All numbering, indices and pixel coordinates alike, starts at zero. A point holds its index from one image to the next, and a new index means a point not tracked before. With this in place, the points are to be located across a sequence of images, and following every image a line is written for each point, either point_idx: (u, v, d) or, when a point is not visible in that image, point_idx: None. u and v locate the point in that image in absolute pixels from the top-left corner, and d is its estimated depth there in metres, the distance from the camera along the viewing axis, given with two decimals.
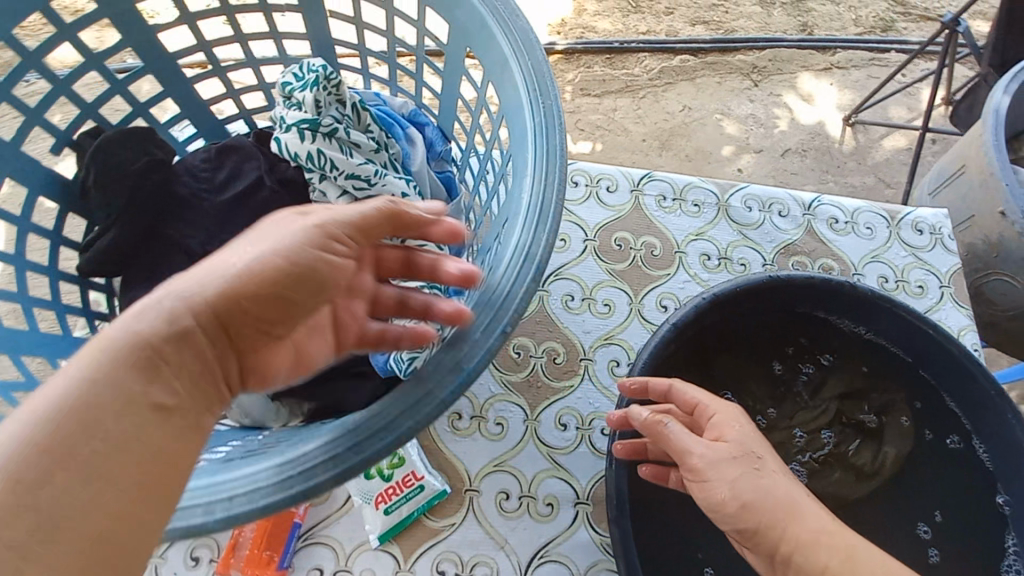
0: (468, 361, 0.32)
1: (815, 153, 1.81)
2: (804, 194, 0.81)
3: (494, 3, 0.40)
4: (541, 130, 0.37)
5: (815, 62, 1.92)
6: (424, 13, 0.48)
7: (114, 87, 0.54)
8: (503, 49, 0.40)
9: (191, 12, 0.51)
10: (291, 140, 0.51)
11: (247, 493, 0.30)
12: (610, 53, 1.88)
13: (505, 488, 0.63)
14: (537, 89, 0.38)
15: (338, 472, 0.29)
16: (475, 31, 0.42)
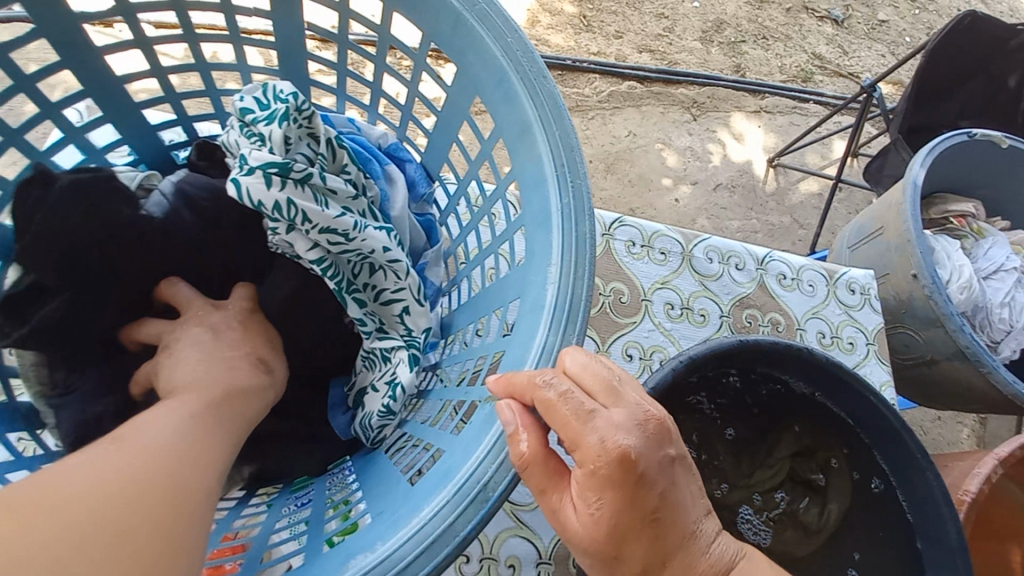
0: (493, 489, 0.32)
1: (743, 190, 1.93)
2: (758, 249, 0.86)
3: (518, 58, 0.38)
4: (570, 213, 0.35)
5: (747, 103, 2.05)
6: (426, 47, 0.44)
7: (19, 83, 0.50)
8: (527, 113, 0.37)
9: (131, 4, 0.48)
10: (254, 185, 0.43)
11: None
12: (562, 70, 1.89)
13: (464, 550, 0.59)
14: (566, 165, 0.36)
15: None
16: (489, 84, 0.40)
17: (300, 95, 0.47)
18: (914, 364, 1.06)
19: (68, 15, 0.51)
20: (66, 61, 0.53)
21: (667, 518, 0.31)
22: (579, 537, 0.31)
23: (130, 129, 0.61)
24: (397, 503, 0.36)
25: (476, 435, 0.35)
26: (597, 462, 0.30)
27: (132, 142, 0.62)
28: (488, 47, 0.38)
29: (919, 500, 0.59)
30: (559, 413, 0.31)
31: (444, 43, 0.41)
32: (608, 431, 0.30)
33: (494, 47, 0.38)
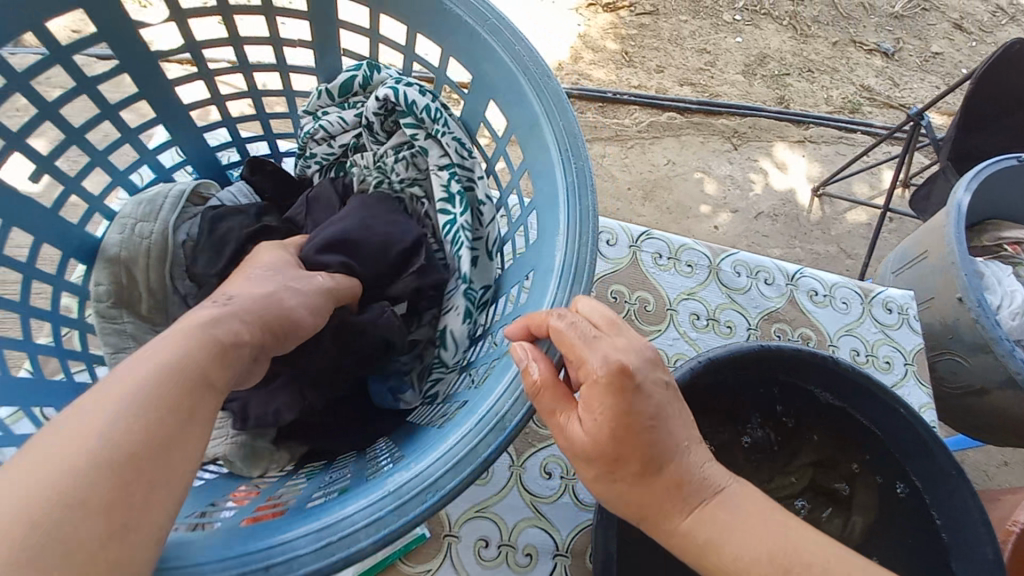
0: (512, 420, 0.37)
1: (785, 219, 1.91)
2: (788, 266, 0.87)
3: (525, 62, 0.44)
4: (574, 190, 0.40)
5: (790, 133, 2.05)
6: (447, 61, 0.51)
7: (107, 112, 0.54)
8: (535, 108, 0.43)
9: (196, 41, 0.52)
10: (411, 92, 0.59)
11: (286, 560, 0.34)
12: (603, 102, 1.97)
13: (484, 535, 0.61)
14: (570, 150, 0.41)
15: (380, 537, 0.34)
16: (503, 89, 0.46)
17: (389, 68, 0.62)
18: (963, 394, 1.02)
19: (146, 54, 0.57)
20: (144, 93, 0.59)
21: (659, 438, 0.35)
22: (581, 451, 0.35)
23: (194, 151, 0.65)
24: (428, 441, 0.41)
25: (497, 377, 0.40)
26: (595, 377, 0.34)
27: (195, 163, 0.67)
28: (502, 58, 0.45)
29: (950, 512, 0.58)
30: (566, 336, 0.36)
31: (464, 55, 0.48)
32: (609, 351, 0.35)
33: (508, 54, 0.44)
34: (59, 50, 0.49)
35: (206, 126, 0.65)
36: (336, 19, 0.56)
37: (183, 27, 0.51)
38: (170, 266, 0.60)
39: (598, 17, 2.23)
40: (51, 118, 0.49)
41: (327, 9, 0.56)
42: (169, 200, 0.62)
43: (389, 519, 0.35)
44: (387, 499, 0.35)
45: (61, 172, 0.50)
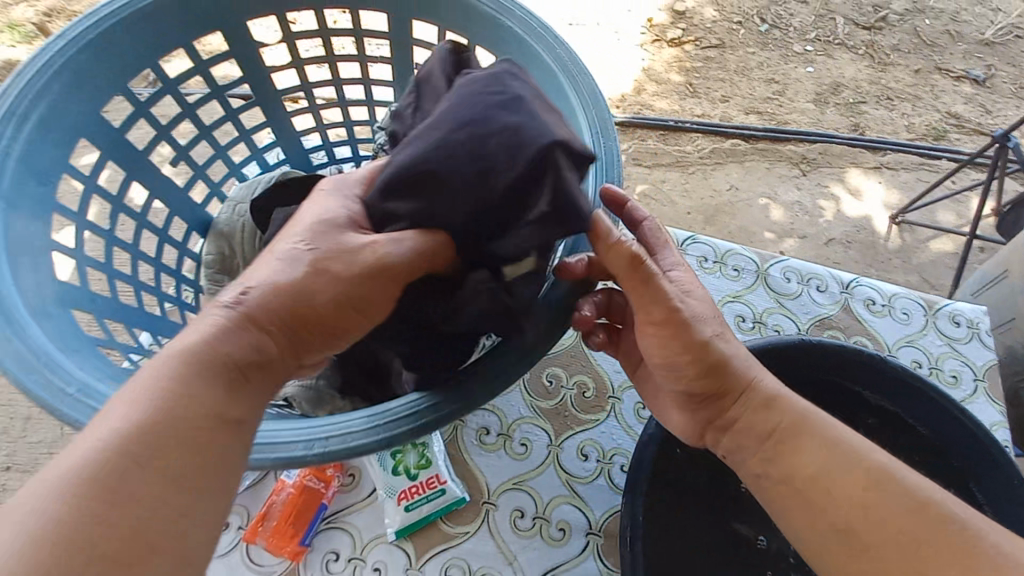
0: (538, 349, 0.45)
1: (860, 246, 1.82)
2: (843, 274, 0.85)
3: (564, 62, 0.53)
4: (602, 167, 0.49)
5: (865, 160, 1.98)
6: None
7: (228, 115, 0.62)
8: (572, 101, 0.51)
9: (302, 58, 0.63)
10: None
11: (344, 435, 0.42)
12: (665, 130, 2.01)
13: (521, 507, 0.65)
14: (601, 132, 0.50)
15: (420, 427, 0.42)
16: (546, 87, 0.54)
17: None
18: None
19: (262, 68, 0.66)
20: (259, 100, 0.68)
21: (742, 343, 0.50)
22: (651, 323, 0.46)
23: (292, 151, 0.73)
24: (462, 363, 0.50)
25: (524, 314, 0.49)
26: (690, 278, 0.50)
27: (292, 163, 0.74)
28: (547, 63, 0.53)
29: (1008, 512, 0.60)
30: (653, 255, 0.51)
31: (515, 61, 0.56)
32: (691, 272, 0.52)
33: (554, 61, 0.53)
34: (201, 63, 0.58)
35: (302, 130, 0.73)
36: (410, 41, 0.65)
37: (292, 46, 0.62)
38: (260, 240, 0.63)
39: (664, 52, 2.30)
40: (189, 118, 0.59)
41: (402, 32, 0.64)
42: (263, 184, 0.65)
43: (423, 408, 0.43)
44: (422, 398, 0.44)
45: (193, 161, 0.61)
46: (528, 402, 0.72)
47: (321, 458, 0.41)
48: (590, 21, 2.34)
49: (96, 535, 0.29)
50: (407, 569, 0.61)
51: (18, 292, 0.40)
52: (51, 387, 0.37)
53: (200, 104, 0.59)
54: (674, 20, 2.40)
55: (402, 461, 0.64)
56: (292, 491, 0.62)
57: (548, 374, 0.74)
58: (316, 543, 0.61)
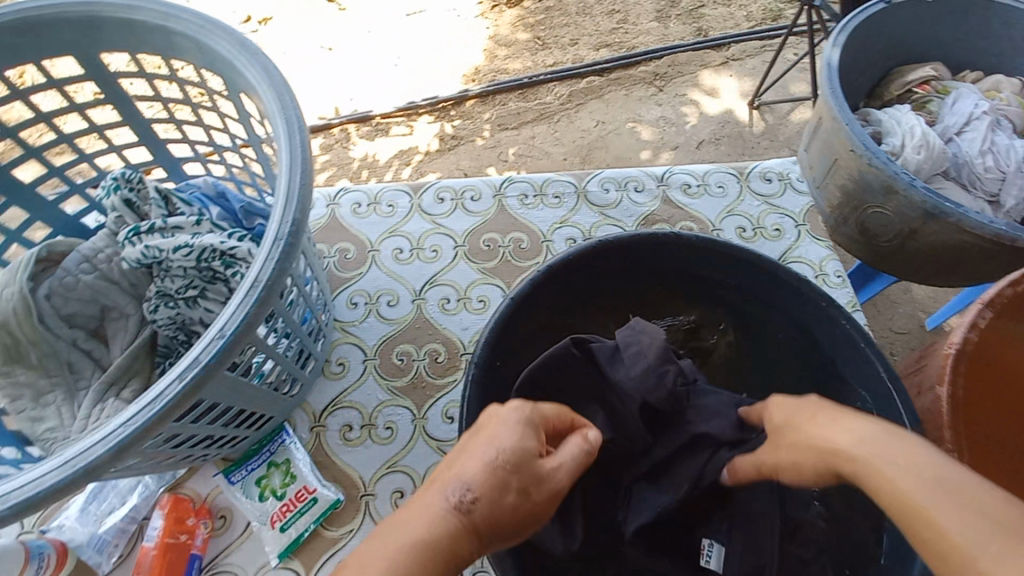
0: (205, 354, 0.37)
1: (729, 139, 1.87)
2: (656, 169, 0.88)
3: (238, 47, 0.52)
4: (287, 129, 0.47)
5: (712, 59, 2.05)
6: (202, 75, 0.59)
7: None
8: (254, 79, 0.51)
9: None
10: (151, 202, 0.62)
11: (31, 483, 0.35)
12: (522, 89, 2.04)
13: (400, 487, 0.66)
14: (279, 99, 0.49)
15: (112, 447, 0.35)
16: (231, 76, 0.53)
17: (127, 170, 0.64)
18: (898, 244, 0.96)
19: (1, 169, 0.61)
20: None
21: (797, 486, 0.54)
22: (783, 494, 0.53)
23: (58, 222, 0.67)
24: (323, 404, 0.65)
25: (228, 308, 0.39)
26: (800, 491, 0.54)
27: (62, 231, 0.68)
28: (226, 52, 0.52)
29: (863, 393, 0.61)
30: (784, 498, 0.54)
31: (201, 61, 0.55)
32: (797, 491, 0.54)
33: (231, 47, 0.52)
34: None
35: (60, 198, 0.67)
36: (111, 75, 0.61)
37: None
38: (36, 317, 0.60)
39: (505, 15, 2.31)
40: None
41: (98, 69, 0.60)
42: (26, 264, 0.61)
43: (120, 432, 0.35)
44: (119, 420, 0.36)
45: None
46: (383, 385, 0.72)
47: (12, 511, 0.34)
48: (428, 7, 2.33)
49: None
50: None
51: None
52: None
53: None
54: None
55: (266, 485, 0.63)
56: (156, 553, 0.58)
57: (399, 353, 0.74)
58: None
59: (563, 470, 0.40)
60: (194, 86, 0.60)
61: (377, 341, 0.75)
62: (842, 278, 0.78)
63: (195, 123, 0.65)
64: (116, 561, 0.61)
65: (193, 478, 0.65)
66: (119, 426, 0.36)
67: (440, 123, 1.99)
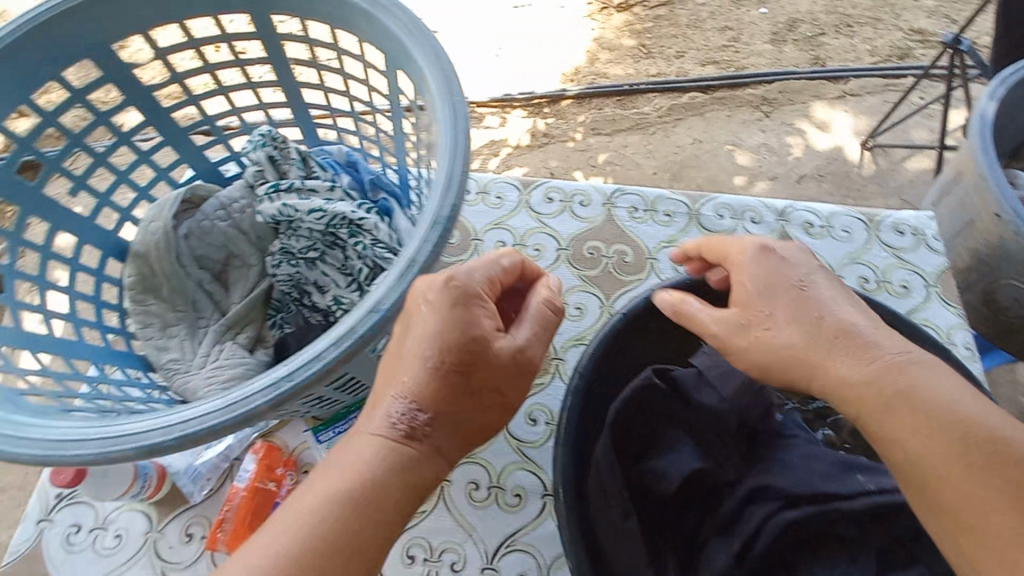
0: (363, 323, 0.39)
1: (834, 177, 1.78)
2: (776, 202, 0.83)
3: (409, 28, 0.51)
4: (451, 118, 0.46)
5: (827, 91, 1.94)
6: (363, 49, 0.58)
7: (121, 139, 0.61)
8: (420, 63, 0.50)
9: (180, 73, 0.61)
10: (292, 161, 0.64)
11: (196, 419, 0.36)
12: (621, 96, 2.00)
13: (475, 479, 0.66)
14: (446, 87, 0.48)
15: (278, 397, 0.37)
16: (396, 54, 0.52)
17: (272, 129, 0.65)
18: None
19: (161, 111, 0.64)
20: (150, 121, 0.64)
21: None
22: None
23: (200, 166, 0.70)
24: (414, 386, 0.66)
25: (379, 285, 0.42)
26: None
27: (202, 176, 0.71)
28: (395, 30, 0.51)
29: None
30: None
31: (367, 35, 0.54)
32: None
33: (402, 27, 0.51)
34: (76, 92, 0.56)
35: (205, 144, 0.69)
36: (276, 36, 0.60)
37: (166, 63, 0.59)
38: (173, 254, 0.64)
39: (613, 19, 2.28)
40: (81, 148, 0.59)
41: (266, 28, 0.60)
42: (172, 201, 0.64)
43: (284, 384, 0.37)
44: (282, 373, 0.38)
45: (93, 189, 0.60)
46: None
47: (178, 442, 0.36)
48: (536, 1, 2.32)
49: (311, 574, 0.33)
50: None
51: None
52: None
53: (86, 134, 0.58)
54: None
55: None
56: (245, 494, 0.61)
57: None
58: None
59: (527, 351, 0.41)
60: (351, 57, 0.59)
61: None
62: (971, 351, 0.72)
63: (340, 93, 0.65)
64: (207, 494, 0.64)
65: (282, 428, 0.67)
66: (282, 375, 0.38)
67: (533, 119, 1.98)
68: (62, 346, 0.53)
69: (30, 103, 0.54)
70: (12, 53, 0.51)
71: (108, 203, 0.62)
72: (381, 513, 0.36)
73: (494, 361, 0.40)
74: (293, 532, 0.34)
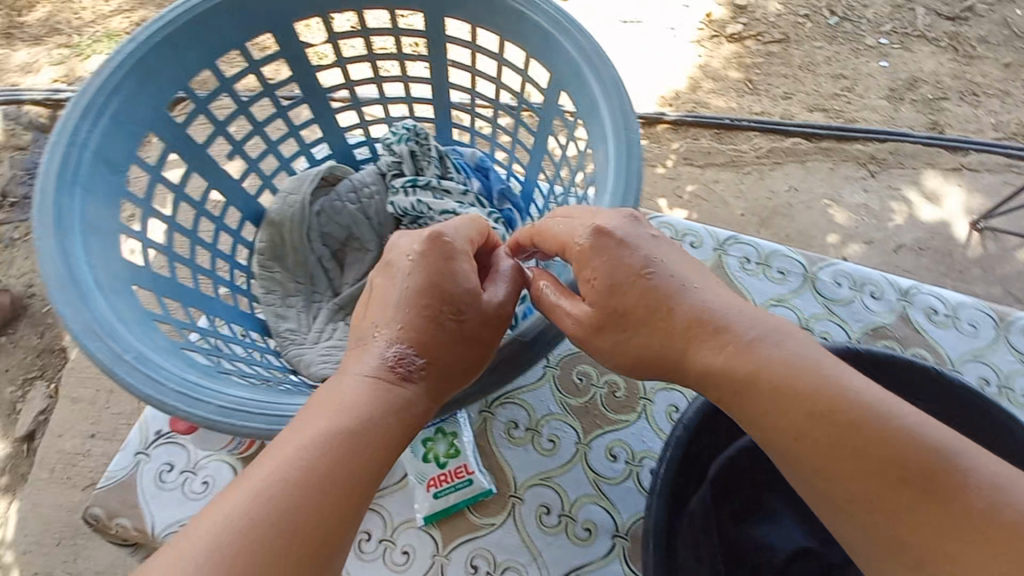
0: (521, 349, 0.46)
1: (933, 253, 1.69)
2: (901, 280, 0.79)
3: (590, 55, 0.49)
4: (623, 158, 0.45)
5: (942, 161, 1.83)
6: (529, 63, 0.56)
7: (279, 112, 0.62)
8: (594, 92, 0.48)
9: (346, 57, 0.61)
10: (430, 160, 0.65)
11: None
12: (720, 129, 1.92)
13: (546, 503, 0.65)
14: (623, 125, 0.45)
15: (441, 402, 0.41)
16: (570, 79, 0.50)
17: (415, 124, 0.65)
18: None
19: (319, 90, 0.64)
20: (305, 98, 0.64)
21: None
22: None
23: (337, 147, 0.70)
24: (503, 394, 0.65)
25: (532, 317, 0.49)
26: None
27: (336, 157, 0.71)
28: (574, 56, 0.49)
29: None
30: None
31: (541, 56, 0.53)
32: None
33: (580, 53, 0.49)
34: (255, 63, 0.56)
35: (346, 126, 0.69)
36: (443, 38, 0.59)
37: (336, 47, 0.59)
38: (305, 229, 0.66)
39: (722, 49, 2.12)
40: (244, 115, 0.59)
41: (437, 29, 0.58)
42: (312, 177, 0.66)
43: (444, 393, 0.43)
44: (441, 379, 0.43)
45: (247, 156, 0.61)
46: (557, 398, 0.72)
47: None
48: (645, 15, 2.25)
49: (299, 484, 0.33)
50: (434, 554, 0.63)
51: (89, 263, 0.40)
52: (112, 352, 0.37)
53: (252, 103, 0.58)
54: (735, 14, 2.20)
55: (433, 449, 0.66)
56: None
57: (579, 372, 0.73)
58: None
59: (503, 302, 0.47)
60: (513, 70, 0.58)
61: (562, 353, 0.74)
62: None
63: (489, 100, 0.64)
64: None
65: None
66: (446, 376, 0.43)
67: None
68: (204, 303, 0.56)
69: (214, 69, 0.54)
70: (202, 26, 0.51)
71: (255, 171, 0.63)
72: (366, 440, 0.37)
73: (471, 307, 0.44)
74: (290, 448, 0.35)
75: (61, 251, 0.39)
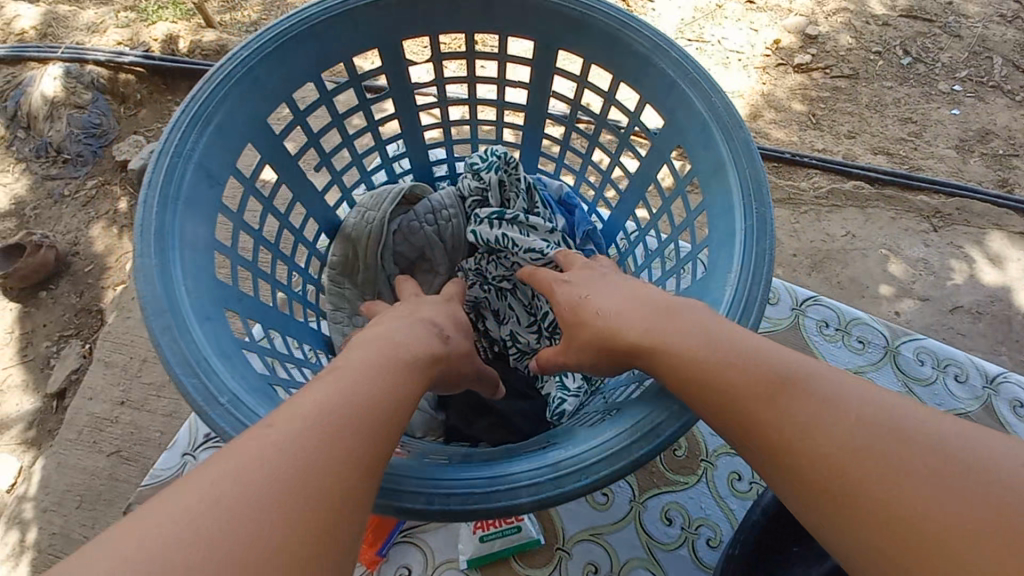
0: (640, 447, 0.38)
1: (992, 318, 1.61)
2: (988, 365, 0.74)
3: (719, 113, 0.45)
4: (751, 234, 0.42)
5: (1011, 223, 1.75)
6: (641, 107, 0.53)
7: (370, 126, 0.60)
8: (721, 153, 0.45)
9: (445, 78, 0.58)
10: (519, 192, 0.62)
11: (461, 494, 0.37)
12: (779, 163, 1.85)
13: (594, 561, 0.62)
14: (753, 192, 0.43)
15: (542, 499, 0.37)
16: (693, 134, 0.48)
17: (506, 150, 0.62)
18: None
19: (412, 106, 0.61)
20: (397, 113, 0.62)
21: None
22: None
23: (419, 164, 0.68)
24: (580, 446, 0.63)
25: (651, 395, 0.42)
26: None
27: (416, 174, 0.69)
28: (700, 111, 0.46)
29: None
30: None
31: (662, 104, 0.50)
32: None
33: (707, 109, 0.46)
34: (355, 77, 0.54)
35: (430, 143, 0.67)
36: (551, 70, 0.56)
37: (438, 66, 0.57)
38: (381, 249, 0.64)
39: (786, 78, 2.00)
40: (336, 128, 0.57)
41: (546, 61, 0.55)
42: (392, 195, 0.64)
43: (550, 487, 0.37)
44: (550, 469, 0.38)
45: (333, 168, 0.59)
46: None
47: (443, 512, 0.36)
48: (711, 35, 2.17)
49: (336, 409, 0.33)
50: None
51: (186, 287, 0.38)
52: (204, 393, 0.35)
53: (347, 117, 0.56)
54: (803, 44, 2.06)
55: None
56: None
57: None
58: (391, 554, 0.62)
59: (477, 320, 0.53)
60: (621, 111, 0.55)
61: None
62: None
63: (586, 136, 0.61)
64: None
65: None
66: (552, 463, 0.38)
67: None
68: (281, 321, 0.54)
69: (317, 79, 0.52)
70: (313, 38, 0.49)
71: (337, 182, 0.61)
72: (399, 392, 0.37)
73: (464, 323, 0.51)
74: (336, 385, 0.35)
75: (162, 277, 0.37)
